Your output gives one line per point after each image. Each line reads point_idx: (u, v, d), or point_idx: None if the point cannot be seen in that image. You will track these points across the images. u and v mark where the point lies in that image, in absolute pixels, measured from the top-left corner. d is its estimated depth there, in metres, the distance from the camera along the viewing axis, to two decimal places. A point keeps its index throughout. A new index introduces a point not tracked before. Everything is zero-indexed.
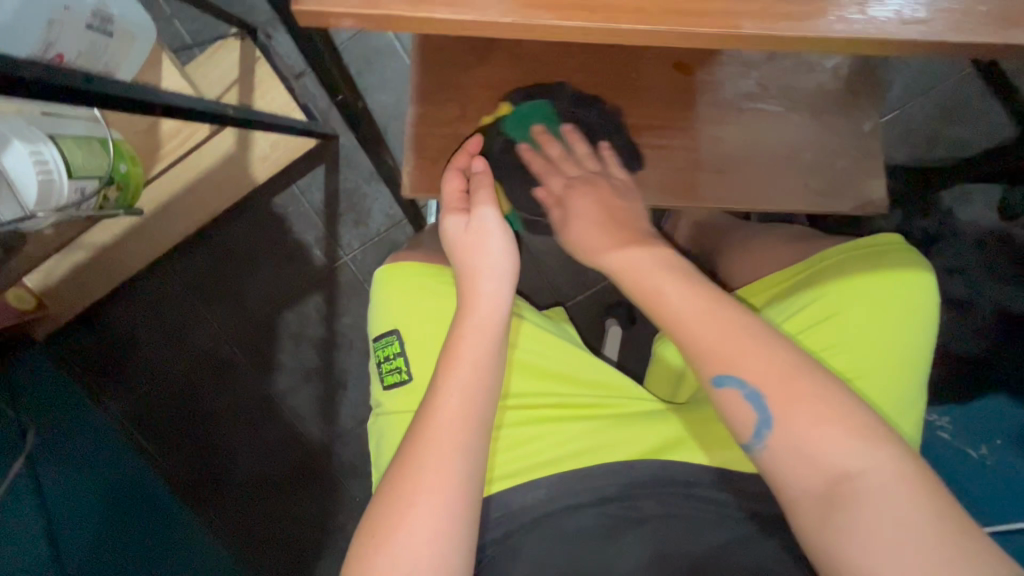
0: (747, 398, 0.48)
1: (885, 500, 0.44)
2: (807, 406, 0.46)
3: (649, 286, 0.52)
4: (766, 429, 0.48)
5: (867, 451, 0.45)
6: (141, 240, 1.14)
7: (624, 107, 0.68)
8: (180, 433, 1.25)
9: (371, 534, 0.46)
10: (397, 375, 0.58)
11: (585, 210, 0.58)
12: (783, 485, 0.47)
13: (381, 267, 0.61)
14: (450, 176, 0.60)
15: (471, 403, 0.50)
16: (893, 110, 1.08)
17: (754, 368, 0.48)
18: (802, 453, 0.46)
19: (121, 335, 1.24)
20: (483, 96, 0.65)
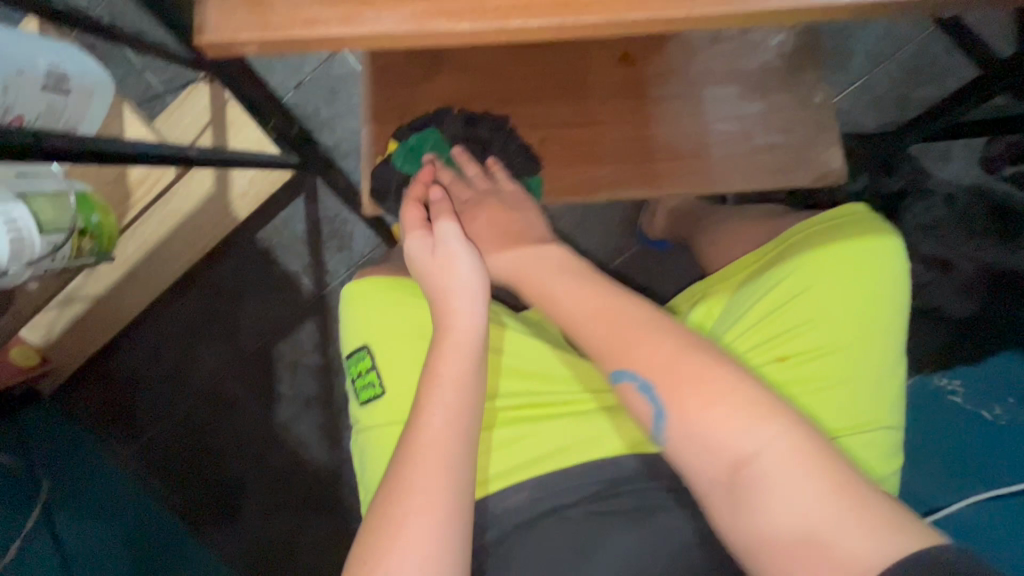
0: (639, 390, 0.50)
1: (793, 482, 0.45)
2: (698, 392, 0.49)
3: (539, 290, 0.57)
4: (663, 420, 0.50)
5: (753, 433, 0.47)
6: (140, 278, 1.18)
7: (575, 103, 0.68)
8: (192, 471, 1.26)
9: (360, 564, 0.46)
10: (371, 389, 0.58)
11: (482, 226, 0.61)
12: (688, 471, 0.50)
13: (348, 283, 0.62)
14: (410, 207, 0.60)
15: (458, 420, 0.51)
16: (858, 79, 1.08)
17: (643, 362, 0.50)
18: (703, 440, 0.48)
19: (127, 382, 1.27)
20: (433, 109, 0.66)
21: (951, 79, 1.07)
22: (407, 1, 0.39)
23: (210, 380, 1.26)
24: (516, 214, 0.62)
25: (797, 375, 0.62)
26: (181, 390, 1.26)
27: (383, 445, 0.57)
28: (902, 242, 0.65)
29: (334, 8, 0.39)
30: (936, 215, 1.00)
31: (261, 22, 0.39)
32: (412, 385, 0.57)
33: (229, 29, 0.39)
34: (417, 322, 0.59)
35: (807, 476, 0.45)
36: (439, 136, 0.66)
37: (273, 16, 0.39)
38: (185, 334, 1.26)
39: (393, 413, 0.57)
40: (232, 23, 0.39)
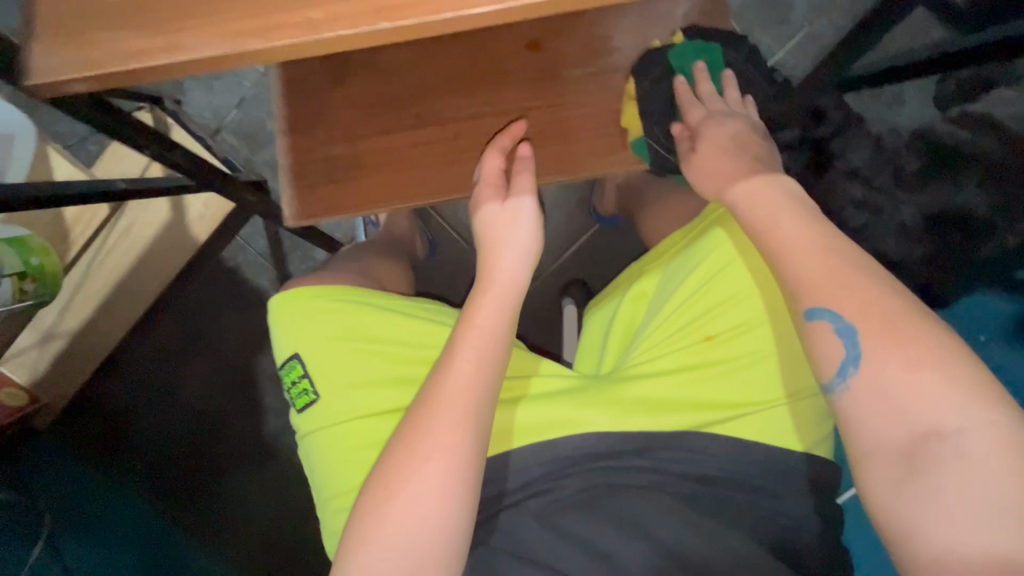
0: (838, 332, 0.45)
1: (990, 469, 0.39)
2: (903, 347, 0.42)
3: (758, 215, 0.51)
4: (853, 367, 0.44)
5: (972, 410, 0.40)
6: (116, 307, 1.22)
7: (486, 93, 0.67)
8: (193, 487, 1.29)
9: (380, 492, 0.49)
10: (307, 396, 0.60)
11: (718, 140, 0.58)
12: (857, 435, 0.44)
13: (276, 295, 0.63)
14: (493, 155, 0.63)
15: (485, 365, 0.54)
16: (799, 32, 1.07)
17: (852, 301, 0.45)
18: (893, 396, 0.42)
19: (118, 408, 1.29)
20: (344, 114, 0.66)
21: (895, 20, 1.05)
22: (225, 24, 0.39)
23: (198, 395, 1.29)
24: (750, 136, 0.58)
25: (721, 357, 0.60)
26: (173, 409, 1.29)
27: (326, 447, 0.59)
28: None
29: (155, 39, 0.39)
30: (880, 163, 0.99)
31: (88, 61, 0.40)
32: (344, 388, 0.58)
33: (56, 72, 0.40)
34: (347, 325, 0.60)
35: (1008, 472, 0.38)
36: (353, 142, 0.66)
37: (99, 54, 0.40)
38: (169, 355, 1.28)
39: (329, 416, 0.59)
40: (60, 64, 0.40)
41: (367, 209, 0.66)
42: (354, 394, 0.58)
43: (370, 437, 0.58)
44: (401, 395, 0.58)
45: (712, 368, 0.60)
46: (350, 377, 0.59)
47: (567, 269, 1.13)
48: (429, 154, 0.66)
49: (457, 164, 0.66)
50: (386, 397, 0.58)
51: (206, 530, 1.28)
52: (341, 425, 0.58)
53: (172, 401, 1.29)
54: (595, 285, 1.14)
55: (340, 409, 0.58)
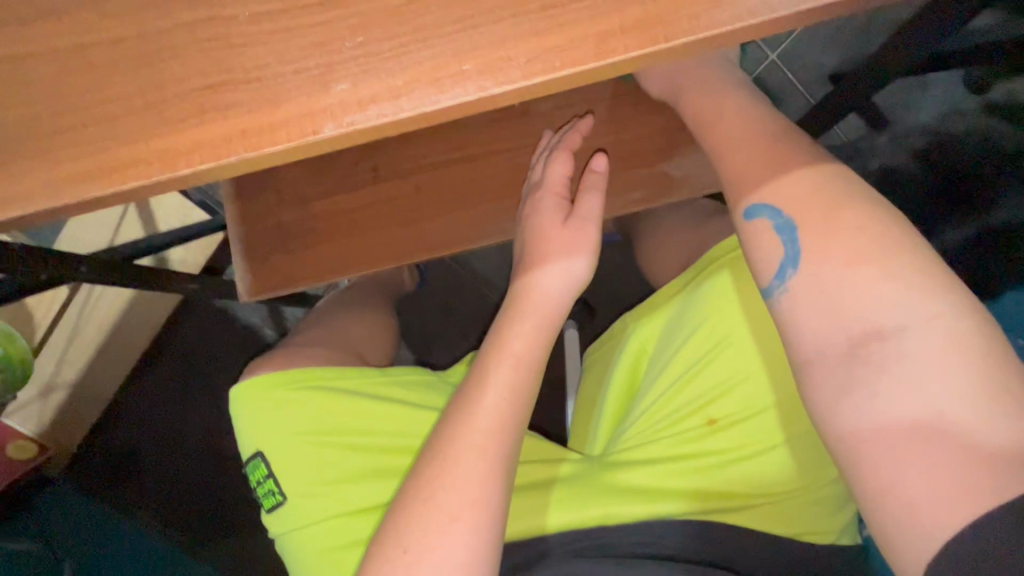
0: (776, 229, 0.41)
1: (939, 368, 0.34)
2: (842, 242, 0.39)
3: (697, 112, 0.49)
4: (792, 268, 0.40)
5: (916, 306, 0.36)
6: (113, 350, 1.20)
7: (450, 137, 0.61)
8: (212, 520, 1.22)
9: (394, 546, 0.44)
10: (274, 496, 0.55)
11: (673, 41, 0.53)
12: (812, 383, 0.39)
13: (235, 384, 0.58)
14: (561, 159, 0.55)
15: (515, 403, 0.49)
16: None
17: (791, 196, 0.41)
18: (830, 297, 0.38)
19: (126, 448, 1.25)
20: (294, 171, 0.61)
21: None
22: None
23: (202, 424, 1.24)
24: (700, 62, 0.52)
25: (726, 444, 0.54)
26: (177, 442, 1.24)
27: (299, 548, 0.55)
28: None
29: None
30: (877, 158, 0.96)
31: None
32: (313, 487, 0.54)
33: None
34: (316, 417, 0.55)
35: (948, 375, 0.34)
36: (307, 202, 0.60)
37: None
38: (168, 389, 1.25)
39: (297, 518, 0.54)
40: None
41: (327, 274, 0.59)
42: (324, 494, 0.54)
43: (346, 538, 0.53)
44: (378, 490, 0.54)
45: (714, 457, 0.54)
46: (318, 473, 0.54)
47: None
48: (390, 208, 0.60)
49: (422, 218, 0.60)
50: (364, 493, 0.54)
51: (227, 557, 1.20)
52: (313, 526, 0.54)
53: (176, 433, 1.25)
54: (602, 307, 1.03)
55: (310, 511, 0.54)
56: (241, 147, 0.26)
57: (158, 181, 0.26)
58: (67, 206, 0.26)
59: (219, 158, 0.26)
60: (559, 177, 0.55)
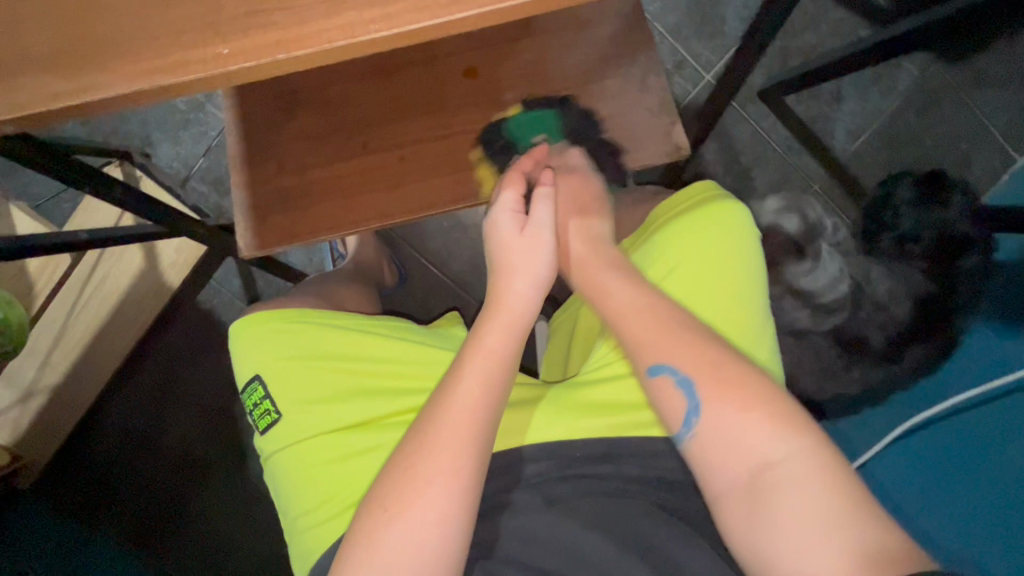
0: (678, 385, 0.52)
1: (809, 485, 0.46)
2: (733, 391, 0.50)
3: (599, 281, 0.59)
4: (696, 416, 0.51)
5: (787, 439, 0.48)
6: (94, 358, 1.19)
7: (430, 117, 0.71)
8: (189, 538, 1.21)
9: (382, 511, 0.49)
10: (270, 417, 0.61)
11: (563, 188, 0.64)
12: (731, 533, 0.49)
13: (237, 319, 0.65)
14: (513, 177, 0.62)
15: (488, 389, 0.53)
16: (737, 40, 1.13)
17: (685, 356, 0.53)
18: (728, 438, 0.49)
19: (102, 464, 1.22)
20: (298, 146, 0.70)
21: (828, 23, 1.12)
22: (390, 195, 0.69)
23: (184, 438, 1.23)
24: (594, 188, 0.65)
25: None
26: (156, 452, 1.22)
27: (291, 466, 0.60)
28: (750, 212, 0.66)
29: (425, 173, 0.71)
30: (796, 171, 1.14)
31: None
32: (307, 405, 0.60)
33: None
34: (309, 343, 0.62)
35: (821, 490, 0.45)
36: (304, 172, 0.70)
37: None
38: (149, 402, 1.23)
39: (290, 436, 0.60)
40: None
41: (321, 233, 0.69)
42: (315, 412, 0.60)
43: (341, 452, 0.59)
44: (365, 406, 0.60)
45: None
46: (313, 392, 0.60)
47: None
48: (378, 180, 0.70)
49: (404, 187, 0.70)
50: (353, 410, 0.60)
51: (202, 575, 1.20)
52: (303, 442, 0.60)
53: (155, 446, 1.22)
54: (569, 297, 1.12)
55: (303, 426, 0.60)
56: (277, 50, 0.37)
57: (214, 74, 0.37)
58: (146, 89, 0.37)
59: (259, 58, 0.37)
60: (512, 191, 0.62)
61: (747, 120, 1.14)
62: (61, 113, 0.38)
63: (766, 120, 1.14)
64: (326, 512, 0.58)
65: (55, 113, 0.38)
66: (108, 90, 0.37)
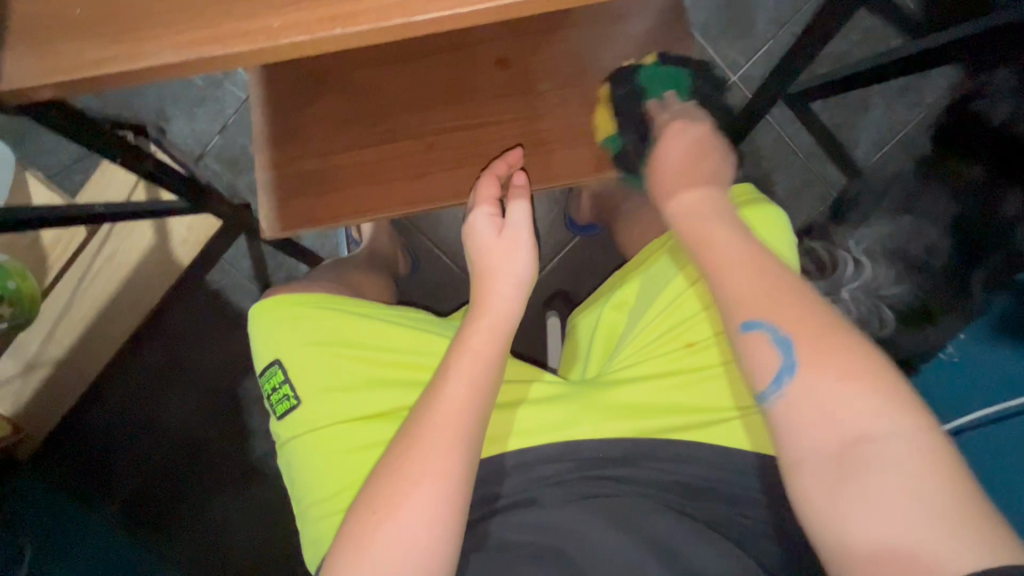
0: (775, 343, 0.46)
1: (905, 473, 0.40)
2: (832, 359, 0.44)
3: (703, 240, 0.53)
4: (790, 376, 0.45)
5: (888, 419, 0.42)
6: (99, 333, 1.17)
7: (461, 107, 0.70)
8: (184, 518, 1.20)
9: (368, 512, 0.49)
10: (288, 403, 0.60)
11: (679, 146, 0.60)
12: (810, 516, 0.43)
13: (256, 303, 0.64)
14: (487, 181, 0.63)
15: (474, 390, 0.53)
16: (765, 43, 1.12)
17: (789, 317, 0.46)
18: (821, 407, 0.43)
19: (100, 439, 1.21)
20: (324, 129, 0.68)
21: (859, 29, 1.10)
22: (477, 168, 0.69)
23: (185, 418, 1.22)
24: (711, 156, 0.59)
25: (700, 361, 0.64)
26: (156, 431, 1.21)
27: (306, 455, 0.59)
28: (786, 218, 0.66)
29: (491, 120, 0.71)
30: (818, 179, 1.13)
31: None
32: (325, 394, 0.59)
33: None
34: (326, 330, 0.61)
35: (919, 483, 0.39)
36: (329, 155, 0.68)
37: None
38: (149, 379, 1.21)
39: (308, 424, 0.59)
40: None
41: (343, 218, 0.68)
42: (333, 402, 0.59)
43: (357, 443, 0.58)
44: (384, 398, 0.59)
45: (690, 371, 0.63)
46: (330, 381, 0.59)
47: (550, 281, 1.11)
48: (406, 167, 0.69)
49: (431, 175, 0.69)
50: (370, 401, 0.59)
51: (198, 555, 1.20)
52: (320, 430, 0.59)
53: (155, 425, 1.21)
54: (581, 295, 1.11)
55: (322, 415, 0.59)
56: (330, 25, 0.35)
57: (262, 47, 0.36)
58: (192, 59, 0.36)
59: (310, 33, 0.36)
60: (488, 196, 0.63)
61: (772, 125, 1.12)
62: (104, 81, 0.37)
63: (791, 125, 1.12)
64: (336, 503, 0.57)
65: (95, 80, 0.36)
66: (153, 57, 0.36)
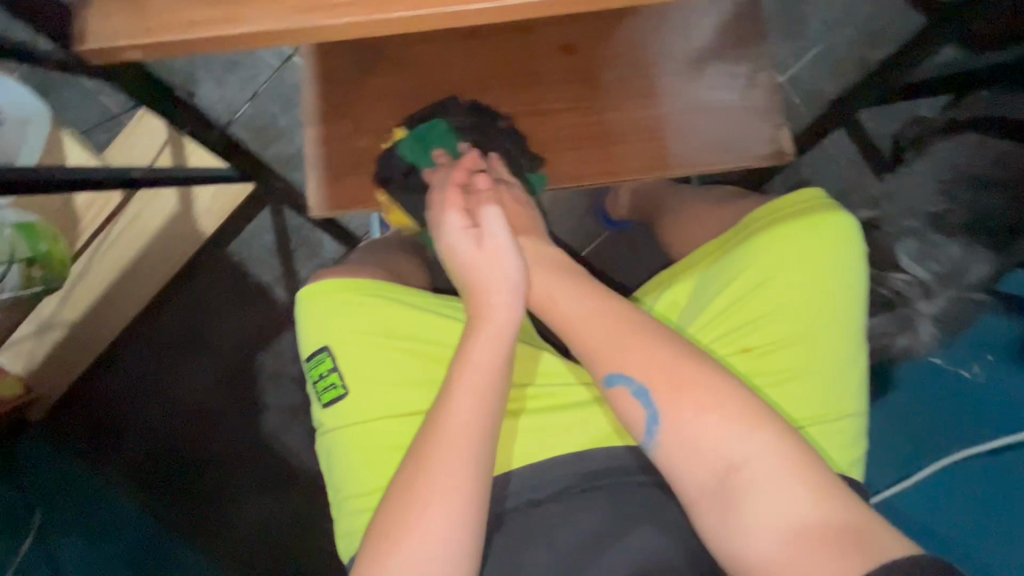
0: (635, 394, 0.52)
1: (773, 484, 0.47)
2: (690, 399, 0.50)
3: (546, 294, 0.57)
4: (656, 425, 0.51)
5: (746, 440, 0.48)
6: (116, 297, 1.15)
7: (520, 93, 0.67)
8: (191, 487, 1.19)
9: (384, 535, 0.48)
10: (335, 391, 0.59)
11: (512, 208, 0.61)
12: (715, 543, 0.49)
13: (303, 288, 0.62)
14: (451, 191, 0.58)
15: (482, 407, 0.52)
16: (816, 46, 1.08)
17: (637, 364, 0.52)
18: (689, 445, 0.50)
19: (111, 405, 1.19)
20: (378, 107, 0.66)
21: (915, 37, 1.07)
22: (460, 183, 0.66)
23: (199, 389, 1.20)
24: (529, 213, 0.62)
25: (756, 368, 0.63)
26: (169, 400, 1.20)
27: (349, 447, 0.58)
28: (856, 222, 0.65)
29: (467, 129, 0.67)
30: (857, 188, 1.09)
31: (142, 26, 0.42)
32: (374, 386, 0.58)
33: (109, 36, 0.42)
34: (375, 320, 0.59)
35: (788, 493, 0.46)
36: (381, 135, 0.66)
37: (153, 20, 0.42)
38: (164, 347, 1.20)
39: (355, 414, 0.58)
40: (113, 29, 0.42)
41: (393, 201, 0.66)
42: (382, 395, 0.58)
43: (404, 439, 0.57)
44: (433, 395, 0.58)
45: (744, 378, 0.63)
46: (379, 372, 0.58)
47: None
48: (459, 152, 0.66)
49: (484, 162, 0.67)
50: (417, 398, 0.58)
51: (205, 526, 1.19)
52: (367, 424, 0.58)
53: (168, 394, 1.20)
54: None
55: (371, 407, 0.58)
56: None
57: None
58: None
59: None
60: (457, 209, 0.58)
61: None
62: None
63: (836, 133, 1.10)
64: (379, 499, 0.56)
65: None
66: None
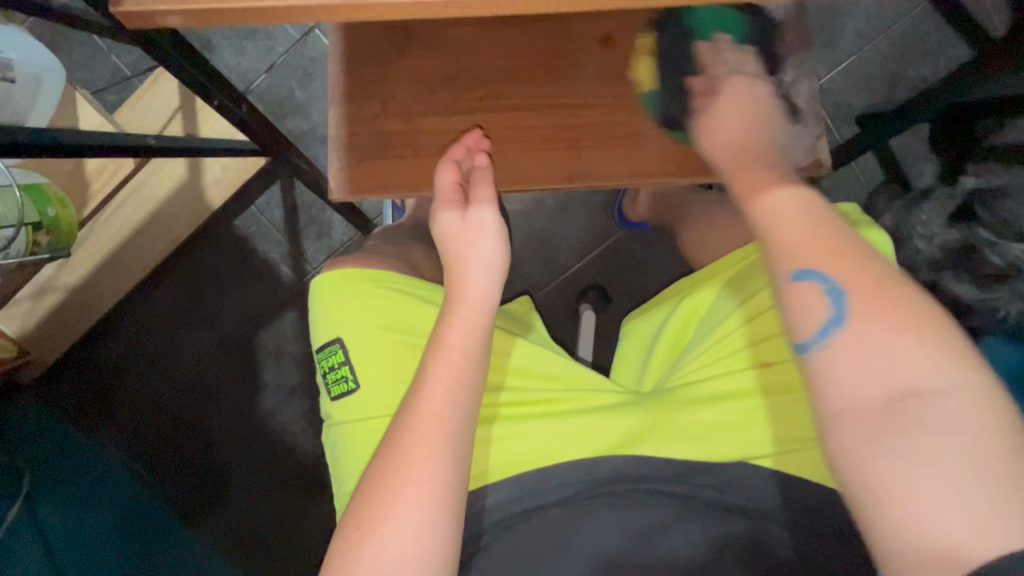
0: (826, 293, 0.42)
1: (966, 428, 0.36)
2: (888, 311, 0.40)
3: (775, 206, 0.47)
4: (835, 327, 0.41)
5: (949, 373, 0.38)
6: (117, 262, 1.12)
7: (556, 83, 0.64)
8: (184, 461, 1.18)
9: (355, 524, 0.46)
10: (344, 385, 0.58)
11: (726, 111, 0.56)
12: (846, 475, 0.40)
13: (319, 276, 0.62)
14: (445, 167, 0.60)
15: (456, 396, 0.50)
16: (848, 58, 1.06)
17: (840, 265, 0.43)
18: (876, 360, 0.40)
19: (106, 371, 1.17)
20: (407, 88, 0.63)
21: (947, 56, 1.05)
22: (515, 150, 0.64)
23: (197, 361, 1.18)
24: (758, 110, 0.56)
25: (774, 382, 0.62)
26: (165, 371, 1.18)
27: (356, 441, 0.57)
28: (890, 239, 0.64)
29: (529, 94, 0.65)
30: None
31: None
32: (385, 380, 0.57)
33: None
34: (388, 313, 0.59)
35: (973, 451, 0.36)
36: (410, 117, 0.63)
37: None
38: (163, 317, 1.18)
39: (364, 407, 0.57)
40: None
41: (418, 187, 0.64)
42: (392, 389, 0.57)
43: None
44: None
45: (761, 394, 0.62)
46: (391, 367, 0.58)
47: (589, 275, 1.06)
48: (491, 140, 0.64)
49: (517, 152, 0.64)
50: None
51: (196, 501, 1.18)
52: (375, 418, 0.57)
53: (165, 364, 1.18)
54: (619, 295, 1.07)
55: (380, 402, 0.57)
56: None
57: None
58: None
59: None
60: (449, 183, 0.60)
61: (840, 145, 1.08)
62: None
63: None
64: None
65: None
66: None
